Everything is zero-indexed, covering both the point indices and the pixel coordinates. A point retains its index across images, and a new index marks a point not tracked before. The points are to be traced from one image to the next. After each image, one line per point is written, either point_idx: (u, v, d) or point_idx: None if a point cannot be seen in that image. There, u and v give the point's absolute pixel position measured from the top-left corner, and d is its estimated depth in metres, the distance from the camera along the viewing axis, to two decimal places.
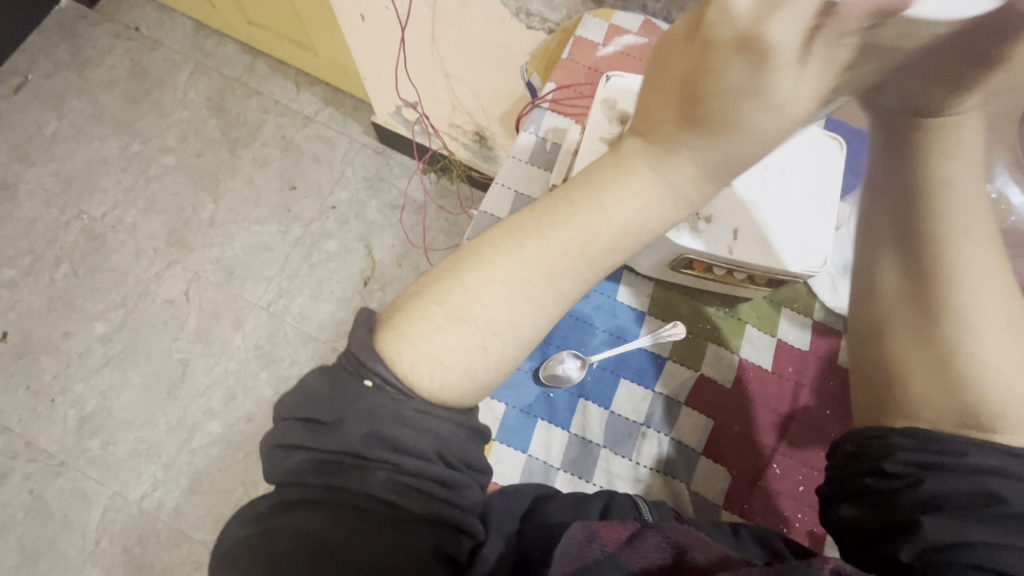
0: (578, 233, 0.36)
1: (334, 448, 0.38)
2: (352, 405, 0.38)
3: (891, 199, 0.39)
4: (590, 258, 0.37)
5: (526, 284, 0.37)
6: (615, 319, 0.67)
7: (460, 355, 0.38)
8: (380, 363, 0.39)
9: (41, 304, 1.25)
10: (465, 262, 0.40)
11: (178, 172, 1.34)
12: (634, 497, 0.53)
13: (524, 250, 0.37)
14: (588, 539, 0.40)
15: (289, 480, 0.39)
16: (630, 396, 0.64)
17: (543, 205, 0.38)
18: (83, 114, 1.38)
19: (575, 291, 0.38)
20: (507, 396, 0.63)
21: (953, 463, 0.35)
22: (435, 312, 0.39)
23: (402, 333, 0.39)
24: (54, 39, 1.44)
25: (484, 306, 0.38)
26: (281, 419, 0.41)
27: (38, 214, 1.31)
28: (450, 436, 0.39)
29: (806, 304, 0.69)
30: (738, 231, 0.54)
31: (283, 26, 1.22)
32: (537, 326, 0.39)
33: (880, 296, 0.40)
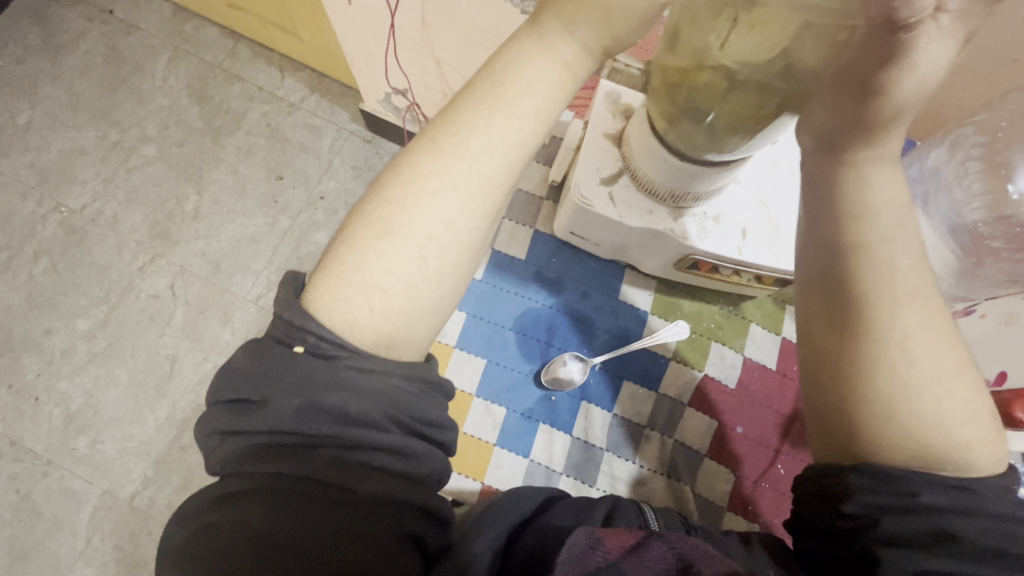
0: (481, 117, 0.41)
1: (266, 426, 0.40)
2: (283, 377, 0.40)
3: (822, 257, 0.44)
4: (501, 140, 0.42)
5: (448, 177, 0.42)
6: None
7: (403, 269, 0.42)
8: (314, 322, 0.41)
9: (21, 300, 1.21)
10: (382, 190, 0.44)
11: (159, 162, 1.30)
12: (638, 504, 0.58)
13: (439, 155, 0.42)
14: (591, 546, 0.44)
15: (234, 463, 0.41)
16: (632, 396, 0.85)
17: (439, 124, 0.44)
18: (56, 102, 1.32)
19: (502, 181, 0.43)
20: (509, 398, 0.84)
21: (905, 504, 0.41)
22: (366, 239, 0.43)
23: (337, 270, 0.43)
24: (25, 23, 1.37)
25: (411, 214, 0.42)
26: (212, 403, 0.43)
27: (14, 207, 1.26)
28: (388, 396, 0.41)
29: None
30: (746, 231, 0.61)
31: (265, 9, 1.17)
32: (471, 225, 0.43)
33: (824, 355, 0.44)
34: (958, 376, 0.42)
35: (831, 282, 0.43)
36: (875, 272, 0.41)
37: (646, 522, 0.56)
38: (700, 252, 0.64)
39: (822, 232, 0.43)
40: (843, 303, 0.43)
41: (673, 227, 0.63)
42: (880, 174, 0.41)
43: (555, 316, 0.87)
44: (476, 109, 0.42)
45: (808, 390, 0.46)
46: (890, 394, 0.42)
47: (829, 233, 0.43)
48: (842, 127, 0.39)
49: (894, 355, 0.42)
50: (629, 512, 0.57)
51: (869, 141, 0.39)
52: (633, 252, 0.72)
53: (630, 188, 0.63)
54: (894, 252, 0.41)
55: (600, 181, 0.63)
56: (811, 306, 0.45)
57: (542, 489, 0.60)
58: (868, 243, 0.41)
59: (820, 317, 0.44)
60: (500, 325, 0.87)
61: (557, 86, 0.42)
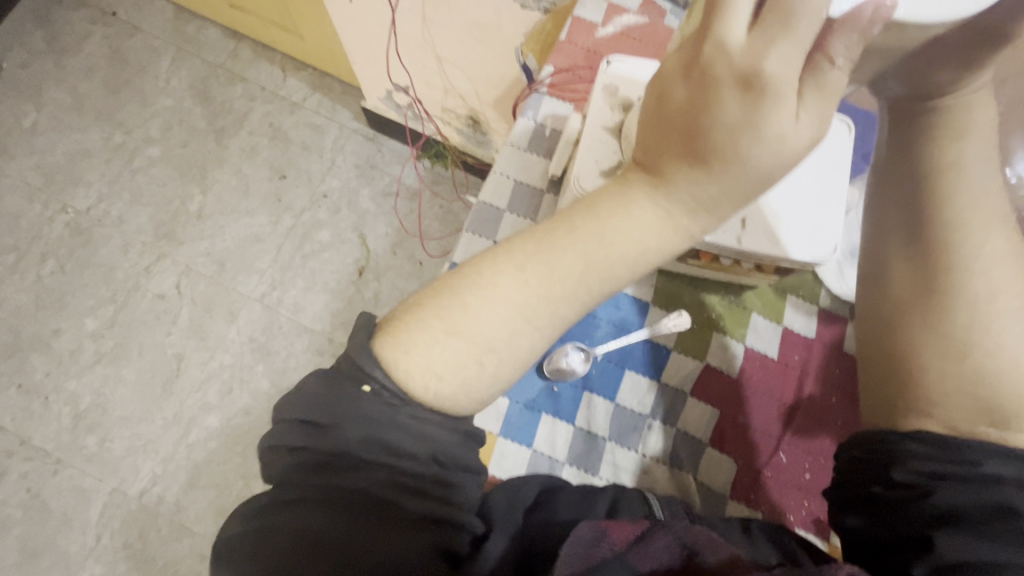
0: (578, 251, 0.35)
1: (328, 450, 0.38)
2: (348, 412, 0.37)
3: (894, 188, 0.40)
4: (590, 279, 0.36)
5: (525, 298, 0.36)
6: (618, 310, 0.62)
7: (469, 365, 0.38)
8: (384, 370, 0.37)
9: (29, 301, 1.23)
10: (467, 273, 0.38)
11: (164, 163, 1.31)
12: (643, 492, 0.49)
13: (533, 268, 0.36)
14: (596, 540, 0.38)
15: (286, 482, 0.39)
16: (635, 388, 0.59)
17: (541, 226, 0.38)
18: (62, 104, 1.34)
19: (573, 314, 0.37)
20: (510, 390, 0.58)
21: (968, 473, 0.34)
22: (436, 321, 0.37)
23: (406, 337, 0.38)
24: (28, 26, 1.38)
25: (489, 308, 0.37)
26: (277, 421, 0.41)
27: (21, 209, 1.27)
28: (445, 439, 0.39)
29: (811, 290, 0.64)
30: (747, 218, 0.48)
31: (267, 10, 1.18)
32: (534, 343, 0.38)
33: (887, 289, 0.40)
34: None
35: (912, 200, 0.39)
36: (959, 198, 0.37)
37: (652, 511, 0.47)
38: (700, 243, 0.49)
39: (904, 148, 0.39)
40: (921, 232, 0.38)
41: None
42: (980, 109, 0.37)
43: None
44: (577, 235, 0.35)
45: (865, 330, 0.42)
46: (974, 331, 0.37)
47: (915, 153, 0.38)
48: (929, 86, 0.36)
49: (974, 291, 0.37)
50: (635, 502, 0.48)
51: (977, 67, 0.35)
52: None
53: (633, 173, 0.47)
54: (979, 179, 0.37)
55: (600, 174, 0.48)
56: (883, 236, 0.41)
57: (539, 474, 0.50)
58: (955, 163, 0.37)
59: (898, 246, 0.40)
60: None
61: (658, 242, 0.35)
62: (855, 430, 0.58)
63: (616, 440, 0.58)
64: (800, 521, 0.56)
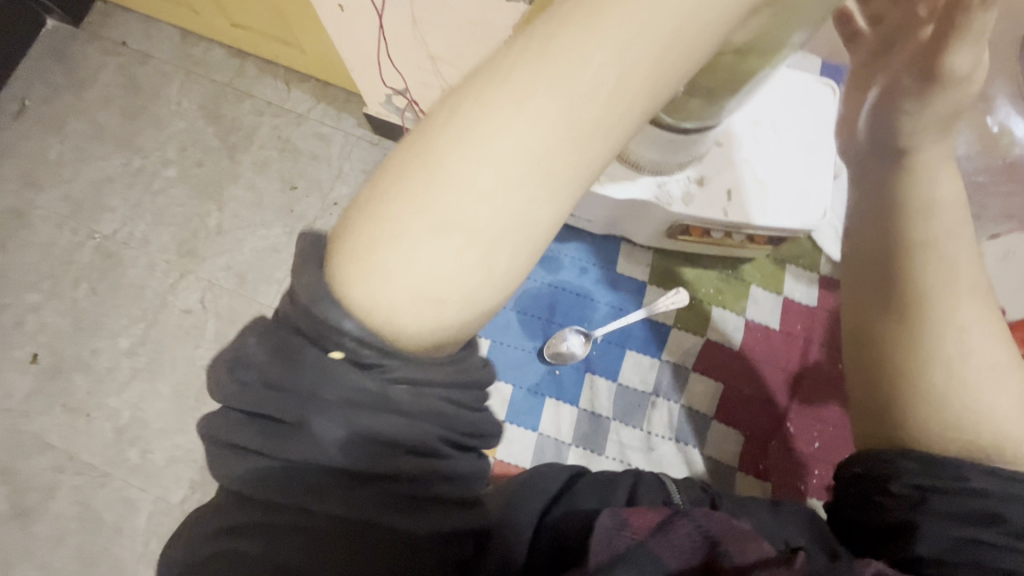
0: (552, 84, 0.26)
1: (296, 450, 0.33)
2: (320, 395, 0.32)
3: (872, 250, 0.49)
4: (578, 122, 0.27)
5: (498, 164, 0.27)
6: (613, 295, 0.84)
7: (438, 280, 0.29)
8: (346, 322, 0.31)
9: (67, 325, 1.29)
10: (411, 161, 0.29)
11: (182, 184, 1.36)
12: (659, 477, 0.58)
13: (487, 134, 0.27)
14: (619, 528, 0.42)
15: (255, 480, 0.34)
16: (636, 366, 0.83)
17: (503, 57, 0.28)
18: (84, 134, 1.40)
19: (563, 192, 0.29)
20: (514, 376, 0.82)
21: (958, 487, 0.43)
22: (380, 234, 0.30)
23: (352, 258, 0.30)
24: (46, 60, 1.44)
25: (446, 201, 0.28)
26: (225, 406, 0.35)
27: (52, 237, 1.33)
28: (438, 411, 0.34)
29: (809, 261, 0.86)
30: (732, 191, 0.53)
31: (269, 26, 1.21)
32: (514, 247, 0.29)
33: (875, 342, 0.48)
34: (1005, 377, 0.45)
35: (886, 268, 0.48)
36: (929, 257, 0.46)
37: (670, 497, 0.56)
38: (688, 217, 0.55)
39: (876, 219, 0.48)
40: (896, 294, 0.47)
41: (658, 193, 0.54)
42: (943, 181, 0.46)
43: (555, 294, 0.84)
44: (546, 65, 0.26)
45: (859, 375, 0.50)
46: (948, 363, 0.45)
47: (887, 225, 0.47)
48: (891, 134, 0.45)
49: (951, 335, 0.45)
50: (652, 487, 0.56)
51: (931, 141, 0.44)
52: (620, 223, 0.65)
53: (618, 168, 0.55)
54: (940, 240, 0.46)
55: None
56: (861, 292, 0.50)
57: (564, 465, 0.56)
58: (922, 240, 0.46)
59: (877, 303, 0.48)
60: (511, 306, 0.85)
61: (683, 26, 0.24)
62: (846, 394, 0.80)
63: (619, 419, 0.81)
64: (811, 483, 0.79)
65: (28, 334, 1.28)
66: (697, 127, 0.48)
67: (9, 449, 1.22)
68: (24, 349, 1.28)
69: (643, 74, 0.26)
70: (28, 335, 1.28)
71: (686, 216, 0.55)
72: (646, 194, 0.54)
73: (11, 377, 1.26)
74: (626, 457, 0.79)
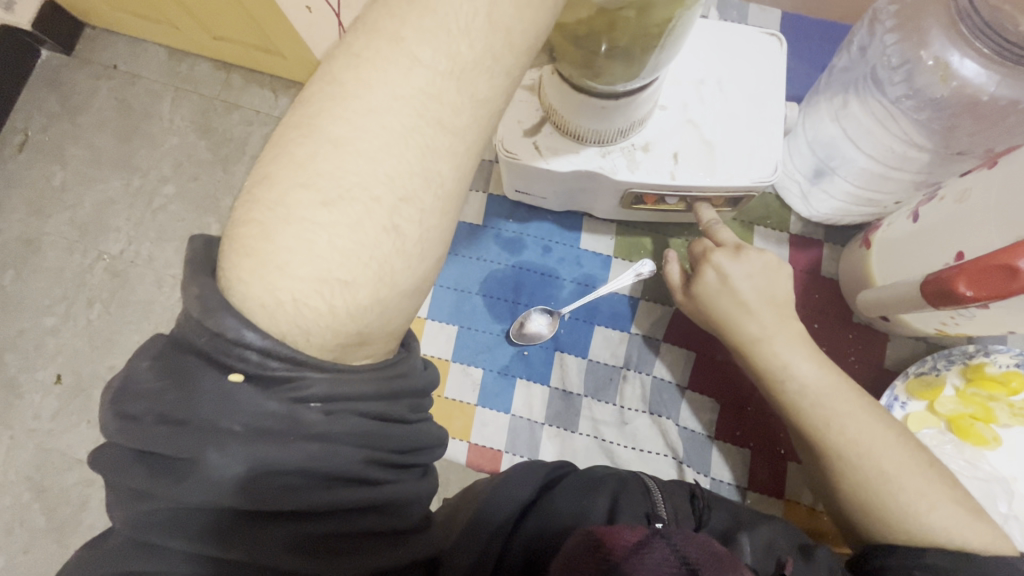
0: (426, 31, 0.24)
1: (193, 493, 0.25)
2: (217, 426, 0.25)
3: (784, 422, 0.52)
4: (460, 69, 0.25)
5: (388, 129, 0.25)
6: (581, 267, 0.65)
7: (336, 256, 0.25)
8: (248, 328, 0.24)
9: (82, 345, 1.02)
10: (293, 134, 0.26)
11: (181, 200, 1.07)
12: (645, 480, 0.45)
13: (369, 83, 0.25)
14: (589, 551, 0.33)
15: (144, 532, 0.26)
16: (606, 342, 0.63)
17: (375, 14, 0.26)
18: (84, 159, 1.10)
19: (462, 152, 0.26)
20: (483, 361, 0.63)
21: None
22: (266, 214, 0.25)
23: (239, 248, 0.25)
24: (38, 90, 1.13)
25: (334, 166, 0.25)
26: (112, 441, 0.27)
27: (60, 263, 1.05)
28: (367, 433, 0.27)
29: (780, 219, 0.66)
30: (677, 152, 0.48)
31: (243, 33, 0.95)
32: (426, 211, 0.26)
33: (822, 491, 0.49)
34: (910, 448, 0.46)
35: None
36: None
37: (656, 511, 0.43)
38: (634, 185, 0.50)
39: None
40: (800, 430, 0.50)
41: (601, 162, 0.49)
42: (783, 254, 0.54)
43: (516, 274, 0.64)
44: (409, 17, 0.25)
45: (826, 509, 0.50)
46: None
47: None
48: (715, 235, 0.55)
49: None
50: (636, 495, 0.44)
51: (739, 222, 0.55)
52: (572, 197, 0.59)
53: (554, 136, 0.49)
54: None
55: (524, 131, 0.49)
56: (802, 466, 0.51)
57: (539, 464, 0.48)
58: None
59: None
60: (462, 290, 0.64)
61: None
62: (839, 354, 0.62)
63: (593, 396, 0.61)
64: None
65: (44, 361, 1.01)
66: (631, 89, 0.41)
67: (34, 468, 0.97)
68: (44, 372, 1.01)
69: (512, 5, 0.24)
70: (45, 361, 1.01)
71: (632, 184, 0.50)
72: (587, 164, 0.49)
73: (30, 400, 1.00)
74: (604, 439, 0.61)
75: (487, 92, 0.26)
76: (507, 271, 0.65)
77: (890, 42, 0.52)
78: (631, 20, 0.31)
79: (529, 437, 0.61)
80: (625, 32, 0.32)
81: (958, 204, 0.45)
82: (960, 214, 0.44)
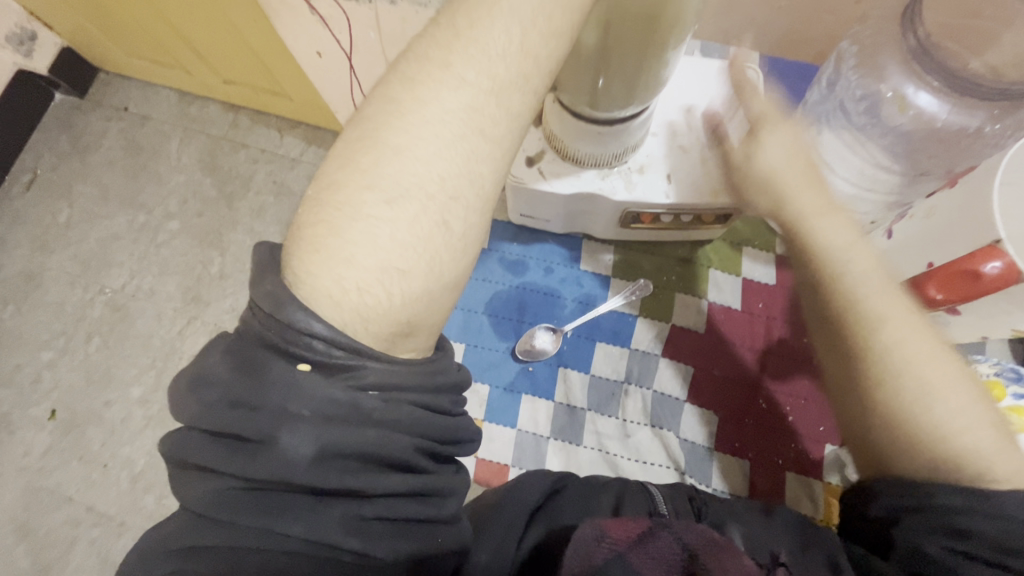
0: (468, 58, 0.28)
1: (260, 475, 0.26)
2: (287, 410, 0.26)
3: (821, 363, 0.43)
4: (499, 91, 0.28)
5: (439, 139, 0.28)
6: (582, 287, 0.68)
7: (396, 248, 0.27)
8: (315, 320, 0.26)
9: (79, 380, 1.01)
10: (355, 144, 0.29)
11: (185, 235, 1.09)
12: (643, 484, 0.48)
13: (423, 100, 0.28)
14: (598, 539, 0.34)
15: (208, 513, 0.27)
16: (607, 357, 0.65)
17: (421, 44, 0.30)
18: (90, 196, 1.13)
19: (499, 159, 0.30)
20: (490, 377, 0.65)
21: (927, 498, 0.35)
22: (334, 214, 0.28)
23: (308, 245, 0.28)
24: (49, 132, 1.17)
25: (393, 169, 0.28)
26: (183, 426, 0.28)
27: (61, 297, 1.06)
28: (418, 421, 0.28)
29: (766, 240, 0.69)
30: (671, 173, 0.53)
31: (251, 75, 1.00)
32: (468, 213, 0.29)
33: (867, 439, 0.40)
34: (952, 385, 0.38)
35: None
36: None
37: (658, 507, 0.45)
38: (631, 204, 0.54)
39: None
40: None
41: (600, 184, 0.53)
42: None
43: (520, 293, 0.68)
44: (452, 46, 0.29)
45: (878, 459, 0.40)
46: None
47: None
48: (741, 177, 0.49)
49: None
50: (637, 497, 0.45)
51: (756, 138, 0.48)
52: (573, 217, 0.63)
53: (556, 160, 0.53)
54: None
55: (527, 158, 0.53)
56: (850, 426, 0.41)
57: (541, 471, 0.49)
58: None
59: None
60: (470, 309, 0.67)
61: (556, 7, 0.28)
62: None
63: (595, 409, 0.64)
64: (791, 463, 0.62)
65: (39, 396, 1.00)
66: (623, 118, 0.46)
67: (22, 508, 0.95)
68: (40, 407, 1.00)
69: (539, 34, 0.28)
70: (41, 396, 1.00)
71: (629, 203, 0.55)
72: (588, 185, 0.53)
73: (23, 436, 0.98)
74: (607, 451, 0.63)
75: (519, 105, 0.29)
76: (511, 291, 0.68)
77: (855, 78, 0.58)
78: (619, 61, 0.37)
79: (535, 453, 0.62)
80: (613, 74, 0.39)
81: (926, 219, 0.49)
82: (930, 227, 0.48)
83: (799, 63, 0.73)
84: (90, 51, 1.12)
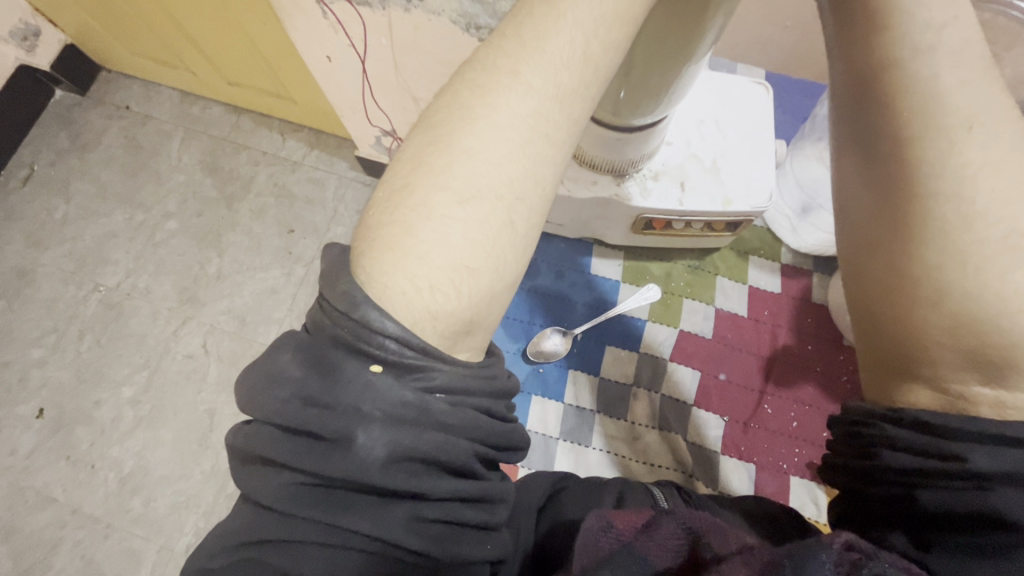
0: (534, 64, 0.28)
1: (331, 473, 0.26)
2: (360, 409, 0.26)
3: (878, 259, 0.30)
4: (564, 98, 0.29)
5: (506, 145, 0.28)
6: (591, 292, 0.73)
7: (467, 246, 0.28)
8: (388, 319, 0.27)
9: (67, 380, 0.98)
10: (427, 147, 0.30)
11: (183, 234, 1.07)
12: (647, 486, 0.47)
13: (494, 105, 0.29)
14: (603, 530, 0.29)
15: (277, 506, 0.27)
16: (616, 359, 0.70)
17: (488, 50, 0.30)
18: (89, 192, 1.11)
19: (558, 167, 0.30)
20: None
21: (956, 471, 0.27)
22: (408, 214, 0.28)
23: (380, 244, 0.28)
24: (50, 128, 1.16)
25: (466, 170, 0.28)
26: (256, 420, 0.28)
27: (54, 294, 1.03)
28: (480, 426, 0.28)
29: (772, 250, 0.74)
30: (685, 182, 0.55)
31: (256, 77, 0.99)
32: (530, 215, 0.29)
33: (895, 346, 0.30)
34: None
35: (875, 129, 0.29)
36: (931, 162, 0.28)
37: (659, 504, 0.45)
38: (648, 211, 0.57)
39: (856, 95, 0.30)
40: None
41: (618, 192, 0.56)
42: None
43: (531, 296, 0.73)
44: (520, 55, 0.29)
45: (862, 356, 0.34)
46: (945, 295, 0.28)
47: (864, 118, 0.30)
48: None
49: (941, 253, 0.28)
50: (641, 497, 0.45)
51: None
52: (589, 225, 0.67)
53: (576, 167, 0.55)
54: (978, 106, 0.27)
55: None
56: (882, 349, 0.31)
57: (552, 470, 0.49)
58: (941, 127, 0.27)
59: (854, 171, 0.32)
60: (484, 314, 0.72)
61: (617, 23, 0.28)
62: (833, 374, 0.68)
63: (603, 410, 0.68)
64: (795, 468, 0.65)
65: (26, 395, 0.97)
66: (645, 125, 0.47)
67: (5, 508, 0.90)
68: (27, 406, 0.96)
69: (601, 44, 0.28)
70: (28, 394, 0.97)
71: (646, 210, 0.57)
72: (606, 195, 0.56)
73: (9, 434, 0.95)
74: (613, 452, 0.66)
75: (578, 112, 0.30)
76: (528, 294, 0.74)
77: None
78: (644, 77, 0.39)
79: (544, 452, 0.66)
80: (636, 86, 0.41)
81: None
82: None
83: (799, 80, 0.77)
84: (95, 49, 1.12)
